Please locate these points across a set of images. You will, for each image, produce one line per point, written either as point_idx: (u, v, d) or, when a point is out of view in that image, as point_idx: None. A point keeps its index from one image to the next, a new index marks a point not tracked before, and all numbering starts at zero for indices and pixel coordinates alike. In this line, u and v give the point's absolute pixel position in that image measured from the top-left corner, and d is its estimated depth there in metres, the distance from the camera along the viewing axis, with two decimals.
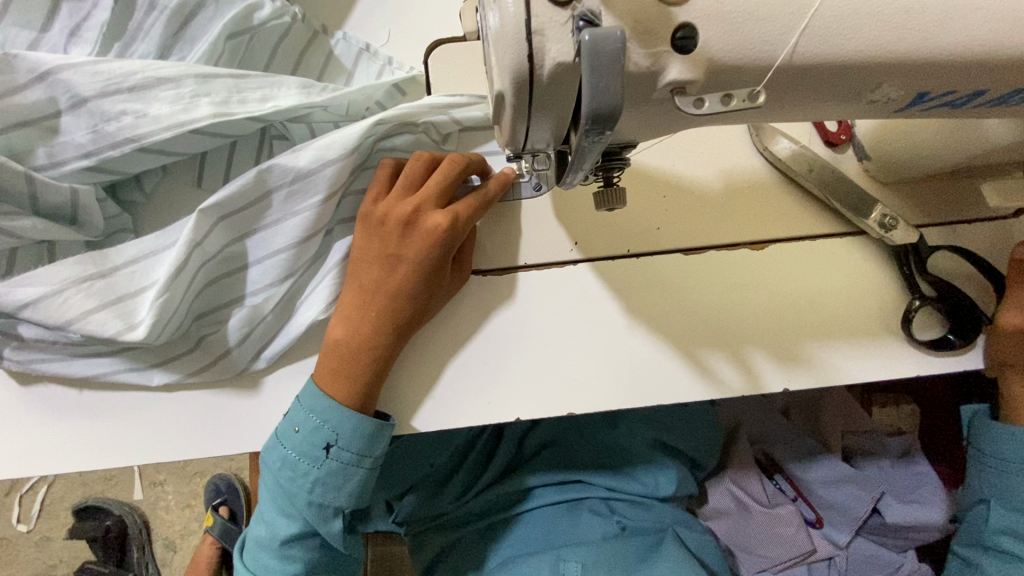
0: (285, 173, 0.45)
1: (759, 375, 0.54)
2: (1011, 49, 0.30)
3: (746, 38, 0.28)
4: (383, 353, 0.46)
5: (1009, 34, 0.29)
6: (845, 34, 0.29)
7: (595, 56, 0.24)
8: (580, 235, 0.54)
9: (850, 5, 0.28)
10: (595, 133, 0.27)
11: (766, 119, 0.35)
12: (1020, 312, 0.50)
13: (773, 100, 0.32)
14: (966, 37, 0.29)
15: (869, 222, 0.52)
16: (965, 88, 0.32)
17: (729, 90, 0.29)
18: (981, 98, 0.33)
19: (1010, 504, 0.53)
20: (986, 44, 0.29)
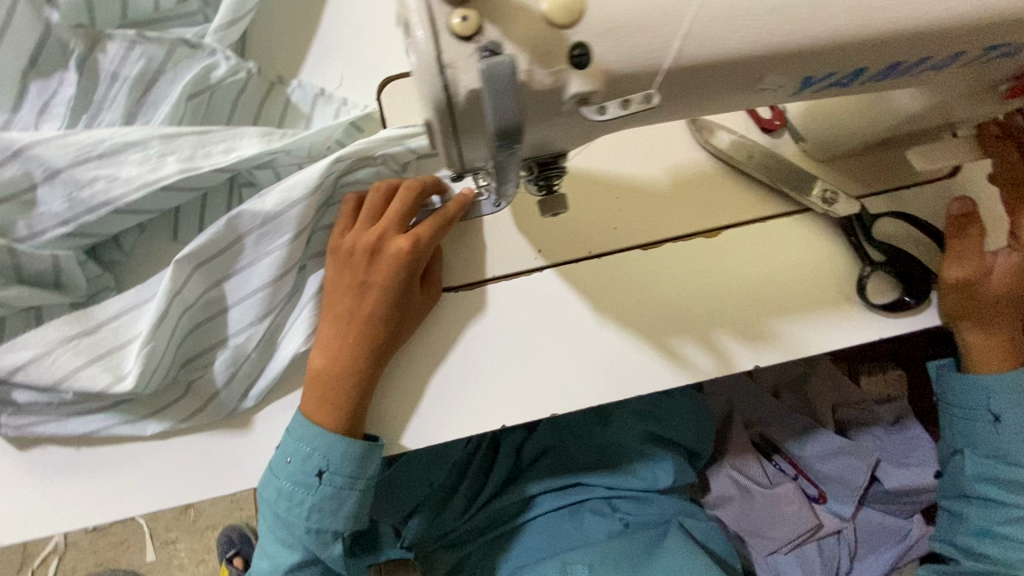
0: (254, 218, 0.48)
1: (728, 356, 0.57)
2: (881, 32, 0.33)
3: (642, 48, 0.31)
4: (364, 377, 0.49)
5: (877, 17, 0.32)
6: (728, 34, 0.32)
7: (492, 81, 0.27)
8: (543, 243, 0.57)
9: (730, 8, 0.31)
10: (506, 147, 0.30)
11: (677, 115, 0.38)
12: (961, 264, 0.50)
13: (678, 99, 0.35)
14: (840, 23, 0.32)
15: (811, 197, 0.55)
16: (844, 69, 0.35)
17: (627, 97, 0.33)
18: (862, 75, 0.36)
19: (981, 450, 0.55)
20: (855, 29, 0.33)
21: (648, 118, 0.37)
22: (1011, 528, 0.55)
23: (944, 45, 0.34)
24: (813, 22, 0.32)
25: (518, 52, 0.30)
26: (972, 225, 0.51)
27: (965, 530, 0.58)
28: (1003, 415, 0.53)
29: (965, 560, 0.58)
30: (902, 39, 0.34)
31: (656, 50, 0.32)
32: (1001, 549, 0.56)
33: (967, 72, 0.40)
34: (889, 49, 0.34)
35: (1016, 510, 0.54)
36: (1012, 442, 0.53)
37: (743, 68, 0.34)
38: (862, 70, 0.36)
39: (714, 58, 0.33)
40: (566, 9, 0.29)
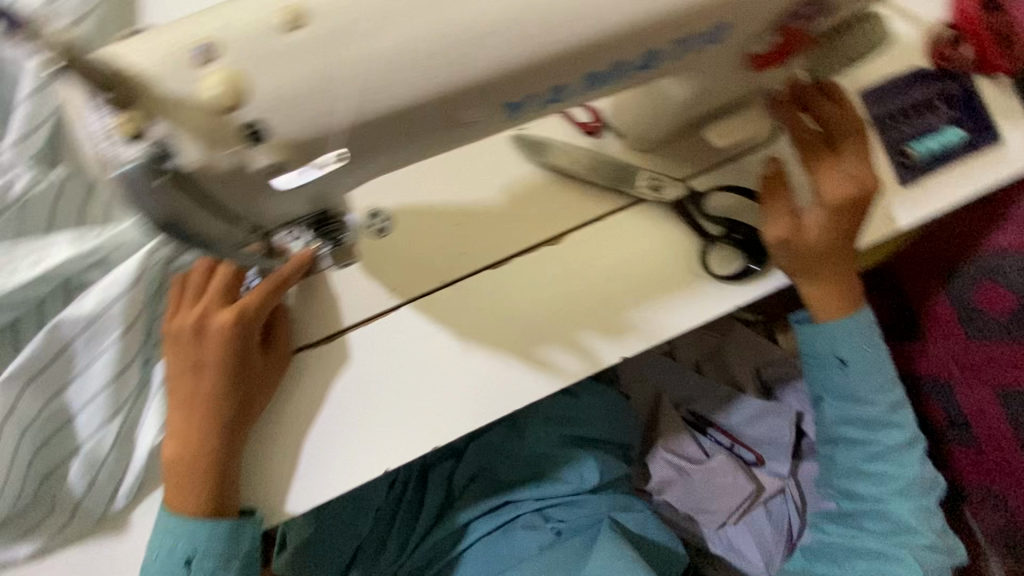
0: (75, 323, 0.47)
1: (595, 354, 0.58)
2: (582, 41, 0.31)
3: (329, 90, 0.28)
4: (218, 457, 0.48)
5: (573, 23, 0.30)
6: (414, 65, 0.28)
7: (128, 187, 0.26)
8: (394, 281, 0.57)
9: (413, 32, 0.28)
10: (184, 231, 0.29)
11: (406, 161, 0.35)
12: (778, 223, 0.51)
13: (381, 149, 0.32)
14: (530, 38, 0.30)
15: (639, 188, 0.58)
16: (562, 81, 0.33)
17: (322, 160, 0.30)
18: (588, 81, 0.34)
19: (838, 394, 0.58)
20: (550, 41, 0.30)
21: (379, 169, 0.34)
22: (876, 465, 0.58)
23: (682, 26, 0.33)
24: (494, 43, 0.29)
25: (196, 143, 0.27)
26: (779, 190, 0.52)
27: (839, 473, 0.61)
28: (847, 358, 0.56)
29: (844, 502, 0.61)
30: (634, 32, 0.32)
31: (333, 102, 0.28)
32: (871, 487, 0.58)
33: (730, 55, 0.39)
34: (626, 44, 0.32)
35: (875, 447, 0.58)
36: (859, 382, 0.57)
37: (429, 111, 0.30)
38: (614, 66, 0.33)
39: (392, 109, 0.29)
40: (225, 93, 0.27)
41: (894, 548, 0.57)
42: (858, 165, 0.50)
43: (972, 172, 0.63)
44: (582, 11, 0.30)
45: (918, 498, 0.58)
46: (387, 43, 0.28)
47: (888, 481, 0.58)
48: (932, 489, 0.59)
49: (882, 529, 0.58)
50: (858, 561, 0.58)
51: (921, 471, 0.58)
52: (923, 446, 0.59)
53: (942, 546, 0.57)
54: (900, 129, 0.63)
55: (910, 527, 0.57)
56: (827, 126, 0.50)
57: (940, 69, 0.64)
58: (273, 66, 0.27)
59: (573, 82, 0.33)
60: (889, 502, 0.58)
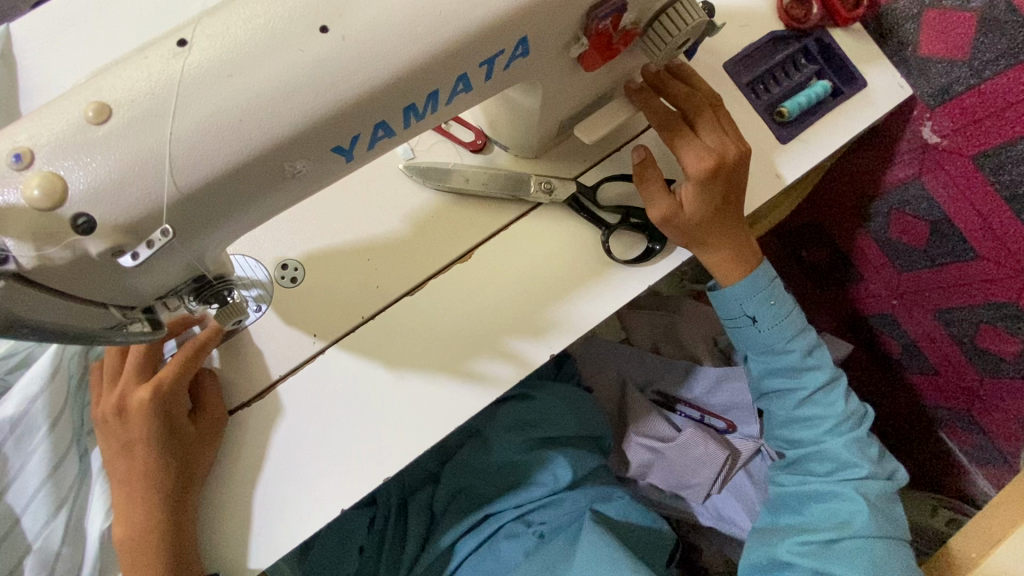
0: (2, 426, 0.50)
1: (523, 357, 0.60)
2: (392, 76, 0.33)
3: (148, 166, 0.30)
4: (166, 527, 0.50)
5: (377, 61, 0.33)
6: (227, 129, 0.30)
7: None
8: (316, 326, 0.59)
9: (223, 100, 0.30)
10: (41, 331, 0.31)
11: (266, 217, 0.38)
12: (655, 204, 0.55)
13: (225, 215, 0.34)
14: (337, 84, 0.32)
15: (533, 194, 0.60)
16: (389, 115, 0.35)
17: (151, 235, 0.31)
18: (415, 110, 0.36)
19: (756, 350, 0.60)
20: (359, 80, 0.32)
21: (235, 230, 0.36)
22: (806, 409, 0.61)
23: (488, 44, 0.35)
24: (301, 94, 0.31)
25: (23, 241, 0.29)
26: (650, 169, 0.55)
27: (778, 423, 0.63)
28: (756, 315, 0.59)
29: (790, 450, 0.63)
30: (442, 58, 0.34)
31: (154, 177, 0.30)
32: (807, 430, 0.61)
33: (550, 57, 0.41)
34: (437, 70, 0.35)
35: (802, 392, 0.60)
36: (773, 335, 0.59)
37: (258, 166, 0.32)
38: (435, 92, 0.36)
39: (216, 171, 0.31)
40: (45, 193, 0.29)
41: (841, 485, 0.59)
42: (713, 135, 0.54)
43: (838, 118, 0.68)
44: (383, 49, 0.32)
45: (851, 432, 0.61)
46: (197, 117, 0.30)
47: (820, 422, 0.61)
48: (863, 421, 0.63)
49: (826, 469, 0.60)
50: (813, 506, 0.60)
51: (848, 406, 0.61)
52: (845, 382, 0.62)
53: (881, 473, 0.60)
54: (772, 92, 0.68)
55: (850, 461, 0.59)
56: (680, 105, 0.55)
57: (794, 28, 0.68)
58: (89, 155, 0.29)
59: (397, 114, 0.35)
60: (826, 442, 0.60)
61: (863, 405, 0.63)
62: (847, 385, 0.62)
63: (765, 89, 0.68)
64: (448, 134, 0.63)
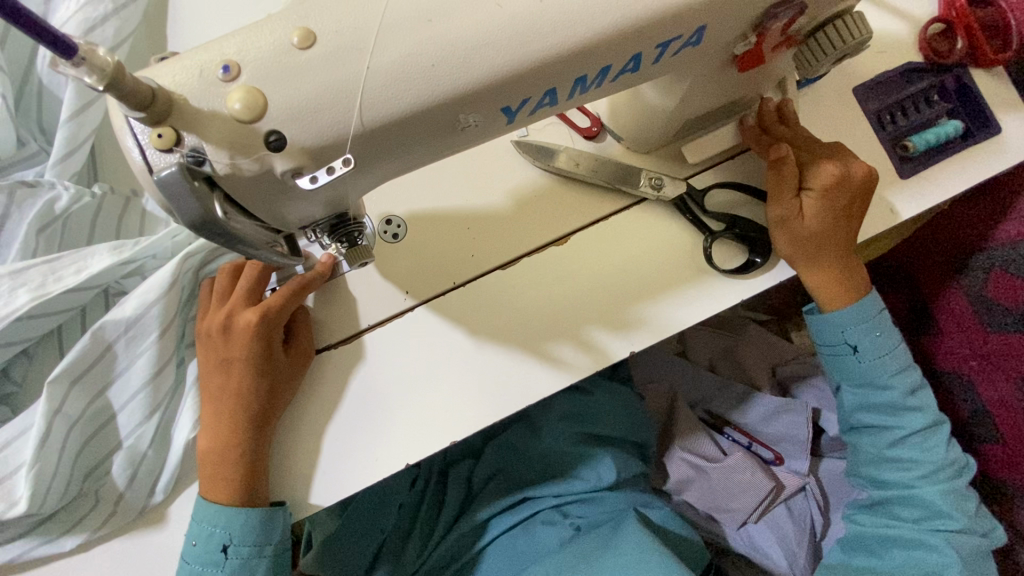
0: (116, 326, 0.53)
1: (603, 348, 0.60)
2: (581, 43, 0.34)
3: (344, 95, 0.31)
4: (248, 447, 0.52)
5: (571, 27, 0.33)
6: (429, 64, 0.31)
7: (165, 187, 0.28)
8: (409, 283, 0.60)
9: (422, 40, 0.31)
10: (215, 236, 0.30)
11: (416, 164, 0.38)
12: (780, 203, 0.56)
13: (387, 157, 0.35)
14: (531, 44, 0.33)
15: (641, 188, 0.60)
16: (565, 81, 0.36)
17: (331, 162, 0.33)
18: (587, 81, 0.37)
19: (853, 381, 0.59)
20: (551, 43, 0.33)
21: (389, 170, 0.37)
22: (900, 450, 0.59)
23: (668, 29, 0.35)
24: (491, 49, 0.32)
25: (219, 150, 0.30)
26: (790, 165, 0.55)
27: (864, 460, 0.62)
28: (859, 345, 0.58)
29: (874, 491, 0.62)
30: (627, 34, 0.34)
31: (345, 107, 0.31)
32: (897, 473, 0.60)
33: (711, 52, 0.42)
34: (619, 45, 0.35)
35: (898, 432, 0.59)
36: (875, 369, 0.58)
37: (437, 112, 0.33)
38: (608, 67, 0.36)
39: (400, 112, 0.32)
40: (246, 106, 0.30)
41: (928, 534, 0.58)
42: (832, 152, 0.57)
43: (966, 161, 0.65)
44: (576, 16, 0.33)
45: (947, 482, 0.59)
46: (393, 54, 0.31)
47: (915, 466, 0.59)
48: (962, 472, 0.61)
49: (915, 515, 0.59)
50: (896, 551, 0.59)
51: (947, 453, 0.59)
52: (948, 429, 0.61)
53: (976, 528, 0.58)
54: (898, 124, 0.66)
55: (943, 511, 0.58)
56: (798, 128, 0.58)
57: (934, 61, 0.66)
58: (290, 78, 0.30)
59: (568, 84, 0.36)
60: (918, 487, 0.59)
61: (963, 456, 0.61)
62: (948, 431, 0.60)
63: (891, 120, 0.66)
64: (565, 117, 0.63)
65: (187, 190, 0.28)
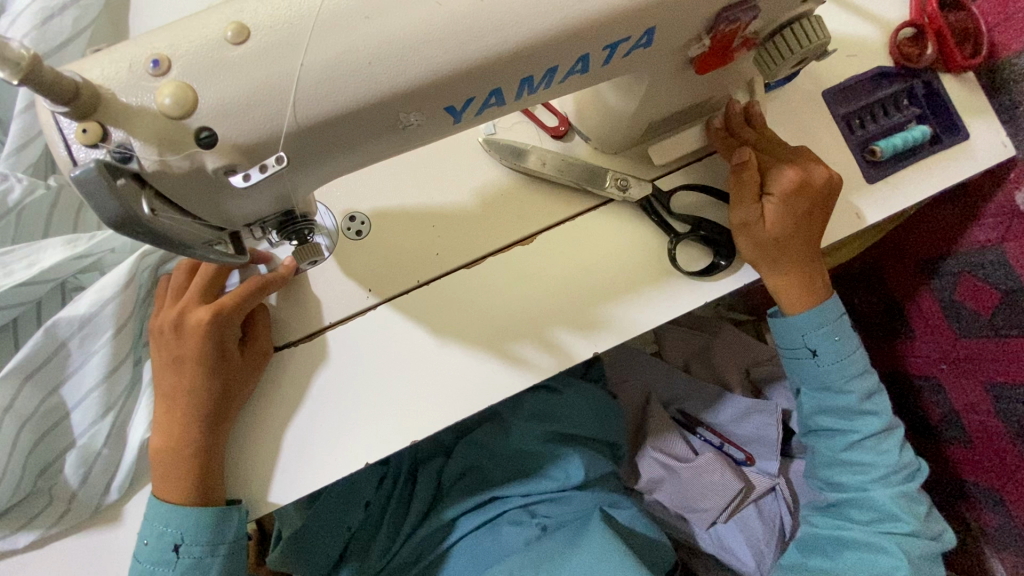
0: (70, 323, 0.51)
1: (565, 349, 0.59)
2: (522, 45, 0.33)
3: (275, 91, 0.30)
4: (201, 445, 0.51)
5: (511, 26, 0.32)
6: (364, 61, 0.31)
7: (82, 184, 0.27)
8: (373, 281, 0.60)
9: (356, 38, 0.31)
10: (140, 233, 0.30)
11: (362, 162, 0.38)
12: (743, 207, 0.56)
13: (328, 155, 0.35)
14: (471, 43, 0.32)
15: (606, 189, 0.60)
16: (510, 80, 0.35)
17: (265, 160, 0.32)
18: (533, 81, 0.36)
19: (812, 384, 0.60)
20: (492, 42, 0.32)
21: (335, 167, 0.36)
22: (856, 454, 0.60)
23: (615, 29, 0.35)
24: (428, 47, 0.32)
25: (147, 146, 0.30)
26: (749, 171, 0.55)
27: (822, 463, 0.63)
28: (818, 349, 0.58)
29: (830, 493, 0.63)
30: (570, 35, 0.34)
31: (278, 104, 0.31)
32: (852, 476, 0.60)
33: (665, 53, 0.41)
34: (563, 45, 0.34)
35: (854, 435, 0.59)
36: (832, 373, 0.59)
37: (376, 111, 0.33)
38: (554, 67, 0.36)
39: (336, 110, 0.32)
40: (176, 101, 0.29)
41: (879, 537, 0.58)
42: (796, 157, 0.57)
43: (931, 166, 0.65)
44: (516, 17, 0.32)
45: (900, 485, 0.59)
46: (328, 50, 0.30)
47: (869, 469, 0.59)
48: (915, 476, 0.61)
49: (868, 518, 0.59)
50: (848, 552, 0.59)
51: (900, 457, 0.60)
52: (903, 433, 0.61)
53: (926, 531, 0.59)
54: (866, 129, 0.66)
55: (894, 514, 0.58)
56: (763, 133, 0.58)
57: (903, 66, 0.66)
58: (221, 73, 0.30)
59: (514, 83, 0.36)
60: (871, 490, 0.59)
61: (917, 460, 0.62)
62: (903, 436, 0.61)
63: (859, 124, 0.66)
64: (533, 116, 0.62)
65: (106, 186, 0.28)
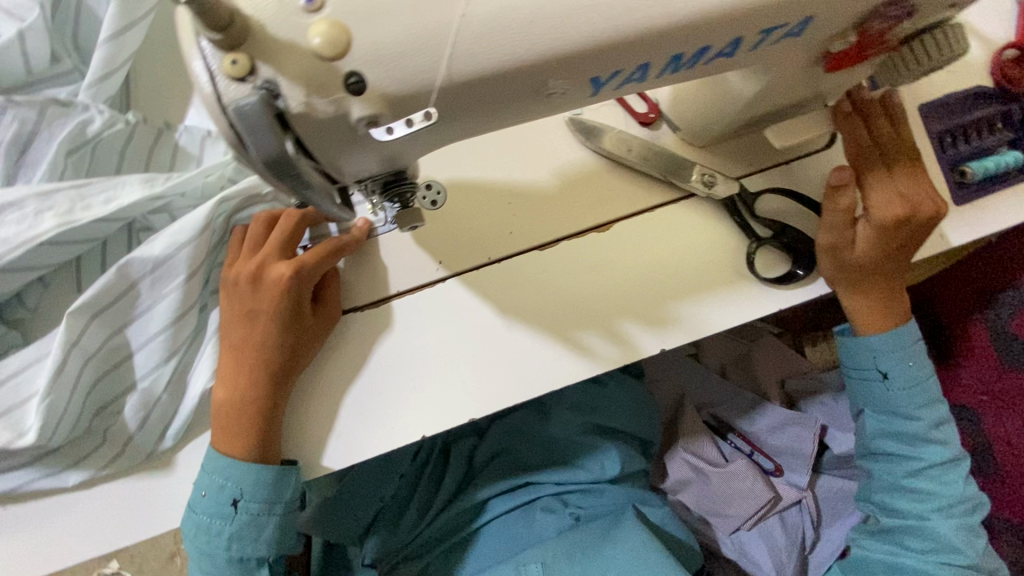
0: (144, 264, 0.50)
1: (632, 342, 0.58)
2: (686, 19, 0.31)
3: (430, 41, 0.29)
4: (266, 403, 0.50)
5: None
6: (527, 19, 0.29)
7: (244, 120, 0.27)
8: (443, 254, 0.58)
9: None
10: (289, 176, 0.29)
11: (487, 129, 0.36)
12: (830, 232, 0.53)
13: (464, 118, 0.33)
14: (635, 14, 0.30)
15: (691, 182, 0.58)
16: (661, 57, 0.33)
17: (411, 115, 0.31)
18: (682, 59, 0.34)
19: (877, 407, 0.59)
20: (656, 13, 0.31)
21: (463, 131, 0.35)
22: (918, 481, 0.59)
23: (779, 13, 0.33)
24: (592, 13, 0.30)
25: (294, 87, 0.28)
26: (847, 195, 0.52)
27: (878, 488, 0.61)
28: (890, 372, 0.57)
29: (884, 518, 0.61)
30: (736, 13, 0.32)
31: (432, 56, 0.29)
32: (912, 503, 0.59)
33: (806, 45, 0.39)
34: (724, 24, 0.32)
35: (918, 463, 0.58)
36: (902, 397, 0.57)
37: (527, 75, 0.31)
38: (705, 48, 0.34)
39: (488, 69, 0.30)
40: (328, 43, 0.27)
41: (936, 567, 0.57)
42: (907, 183, 0.52)
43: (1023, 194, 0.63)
44: None
45: (961, 517, 0.58)
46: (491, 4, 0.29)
47: (931, 499, 0.58)
48: (976, 509, 0.60)
49: (924, 547, 0.58)
50: None
51: (964, 489, 0.59)
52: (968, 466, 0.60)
53: (983, 565, 0.58)
54: (959, 149, 0.64)
55: (954, 546, 0.57)
56: (881, 144, 0.52)
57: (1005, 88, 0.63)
58: (377, 17, 0.28)
59: (664, 60, 0.34)
60: (931, 520, 0.58)
61: (980, 494, 0.60)
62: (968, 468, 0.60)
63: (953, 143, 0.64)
64: (622, 100, 0.61)
65: (266, 122, 0.27)
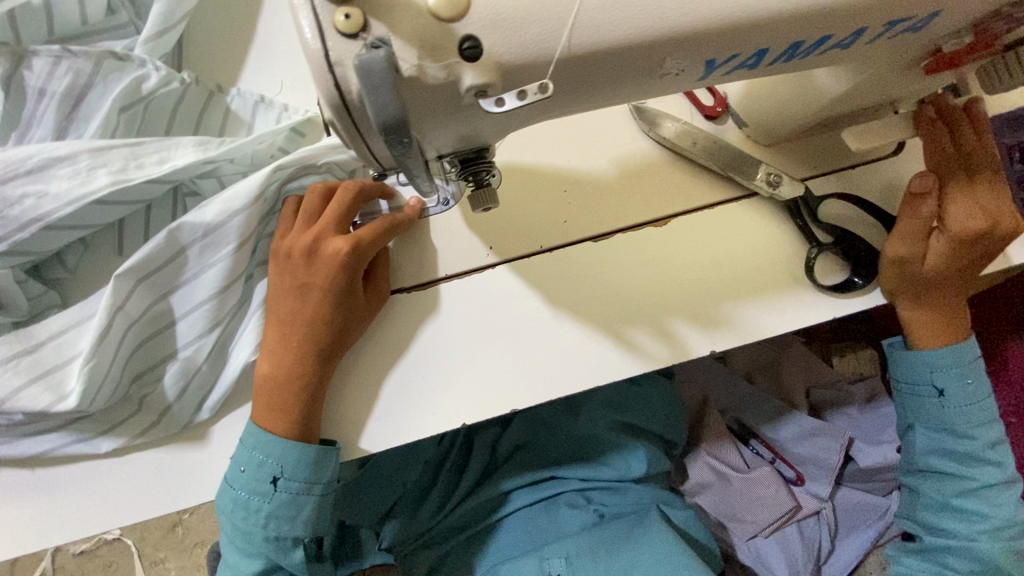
0: (194, 229, 0.48)
1: (684, 343, 0.56)
2: (814, 6, 0.31)
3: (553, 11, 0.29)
4: (313, 379, 0.49)
5: None
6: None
7: (366, 76, 0.26)
8: (494, 239, 0.57)
9: None
10: (398, 144, 0.28)
11: (590, 105, 0.36)
12: (904, 242, 0.52)
13: (575, 91, 0.33)
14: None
15: (756, 181, 0.55)
16: (782, 41, 0.33)
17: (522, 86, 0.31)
18: (801, 46, 0.34)
19: (930, 424, 0.58)
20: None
21: (568, 105, 0.35)
22: (967, 501, 0.58)
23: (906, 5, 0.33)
24: None
25: (406, 47, 0.28)
26: (928, 204, 0.51)
27: (923, 506, 0.61)
28: (947, 390, 0.56)
29: (926, 536, 0.61)
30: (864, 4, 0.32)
31: (557, 27, 0.30)
32: (960, 523, 0.58)
33: (905, 45, 0.38)
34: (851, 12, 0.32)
35: (970, 483, 0.57)
36: (958, 415, 0.56)
37: (650, 50, 0.31)
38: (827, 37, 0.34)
39: (610, 43, 0.31)
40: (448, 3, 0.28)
41: None
42: (989, 198, 0.50)
43: None
44: None
45: (1009, 540, 0.58)
46: None
47: (981, 520, 0.58)
48: None
49: (969, 568, 0.58)
50: None
51: (1015, 513, 0.58)
52: (1018, 488, 0.59)
53: None
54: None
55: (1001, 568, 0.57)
56: (965, 155, 0.51)
57: None
58: None
59: (781, 47, 0.34)
60: (978, 541, 0.58)
61: None
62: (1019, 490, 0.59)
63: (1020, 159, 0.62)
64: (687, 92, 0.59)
65: (388, 81, 0.26)
